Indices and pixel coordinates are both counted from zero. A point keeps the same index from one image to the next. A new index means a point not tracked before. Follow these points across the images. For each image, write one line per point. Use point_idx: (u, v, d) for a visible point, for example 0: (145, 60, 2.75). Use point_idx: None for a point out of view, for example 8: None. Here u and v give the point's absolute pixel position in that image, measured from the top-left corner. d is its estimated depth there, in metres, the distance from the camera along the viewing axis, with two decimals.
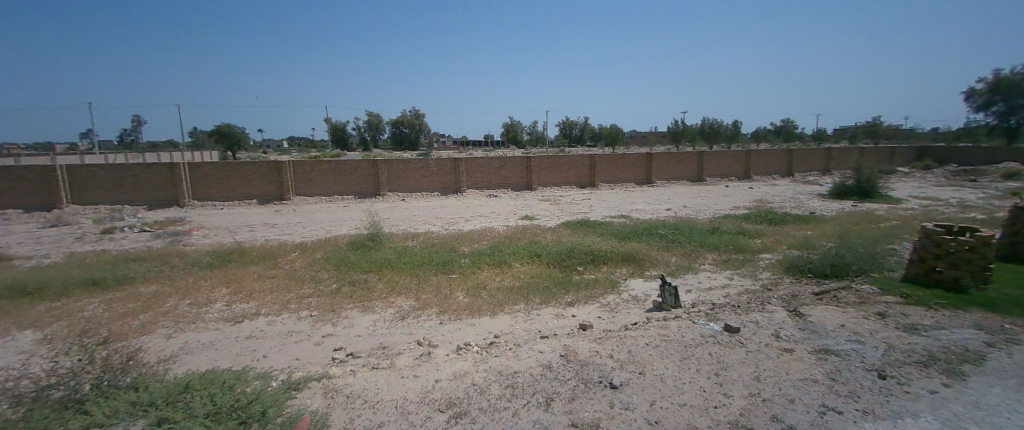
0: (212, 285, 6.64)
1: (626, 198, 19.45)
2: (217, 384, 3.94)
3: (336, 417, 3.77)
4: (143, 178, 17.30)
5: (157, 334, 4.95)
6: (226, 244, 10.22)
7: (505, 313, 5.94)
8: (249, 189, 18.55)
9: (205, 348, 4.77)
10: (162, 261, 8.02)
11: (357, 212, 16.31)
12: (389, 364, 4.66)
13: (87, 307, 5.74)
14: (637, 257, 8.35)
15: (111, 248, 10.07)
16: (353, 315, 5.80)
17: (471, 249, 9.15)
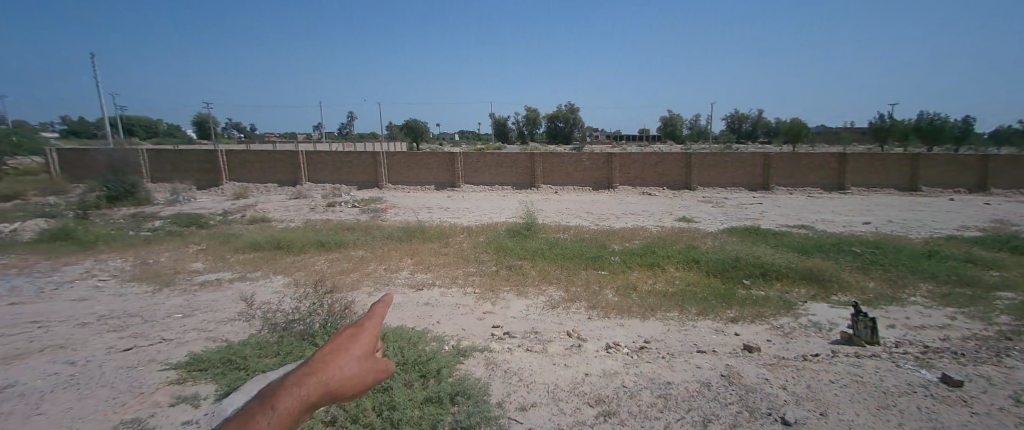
0: (400, 255, 7.78)
1: (814, 205, 16.07)
2: (404, 339, 4.63)
3: (496, 388, 4.09)
4: (355, 163, 20.44)
5: (362, 290, 6.04)
6: (411, 222, 11.87)
7: (657, 319, 5.62)
8: (427, 176, 20.46)
9: (394, 307, 5.62)
10: (366, 231, 9.74)
11: (513, 202, 16.80)
12: (542, 349, 4.83)
13: (315, 262, 7.29)
14: (820, 277, 7.06)
15: (333, 218, 12.73)
16: (509, 297, 6.16)
17: (622, 247, 8.85)
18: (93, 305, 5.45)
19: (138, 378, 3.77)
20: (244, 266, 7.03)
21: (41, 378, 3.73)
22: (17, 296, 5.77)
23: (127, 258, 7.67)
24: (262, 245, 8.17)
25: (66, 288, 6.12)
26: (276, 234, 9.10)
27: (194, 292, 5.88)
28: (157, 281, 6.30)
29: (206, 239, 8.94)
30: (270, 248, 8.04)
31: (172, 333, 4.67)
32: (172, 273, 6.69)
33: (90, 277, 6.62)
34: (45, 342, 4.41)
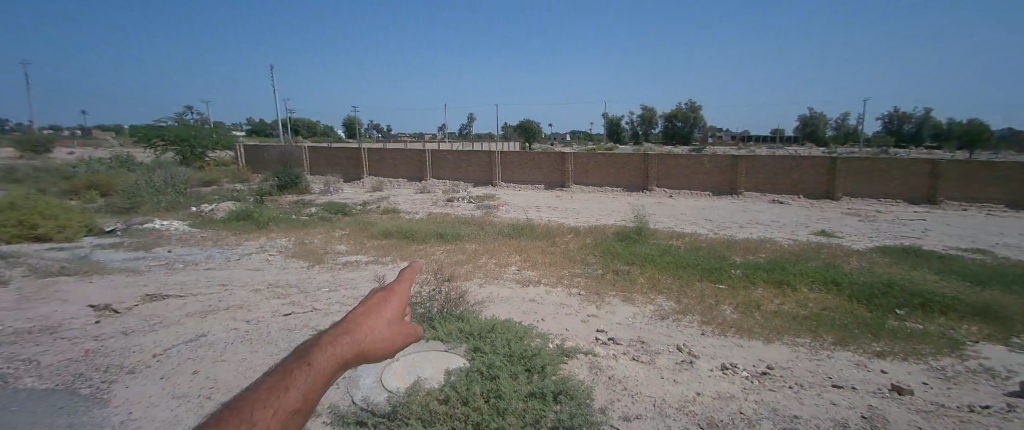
0: (509, 251, 8.09)
1: (997, 224, 12.71)
2: (512, 332, 4.78)
3: (600, 393, 4.00)
4: (473, 161, 21.16)
5: (475, 282, 6.45)
6: (520, 219, 12.23)
7: (782, 344, 5.09)
8: (539, 176, 20.28)
9: (502, 300, 5.88)
10: (480, 226, 10.31)
11: (623, 205, 15.92)
12: (649, 360, 4.65)
13: (436, 252, 7.89)
14: (1002, 313, 5.76)
15: (453, 211, 13.74)
16: (615, 303, 6.06)
17: (744, 260, 8.13)
18: (263, 274, 6.58)
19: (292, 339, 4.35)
20: (375, 251, 7.89)
21: (228, 331, 4.56)
22: (213, 262, 7.19)
23: (289, 237, 9.10)
24: (390, 233, 9.11)
25: (247, 258, 7.47)
26: (403, 224, 10.11)
27: (336, 271, 6.75)
28: (309, 258, 7.38)
29: (346, 225, 10.20)
30: (397, 236, 8.95)
31: (319, 304, 5.39)
32: (320, 252, 7.78)
33: (261, 250, 8.00)
34: (231, 301, 5.41)
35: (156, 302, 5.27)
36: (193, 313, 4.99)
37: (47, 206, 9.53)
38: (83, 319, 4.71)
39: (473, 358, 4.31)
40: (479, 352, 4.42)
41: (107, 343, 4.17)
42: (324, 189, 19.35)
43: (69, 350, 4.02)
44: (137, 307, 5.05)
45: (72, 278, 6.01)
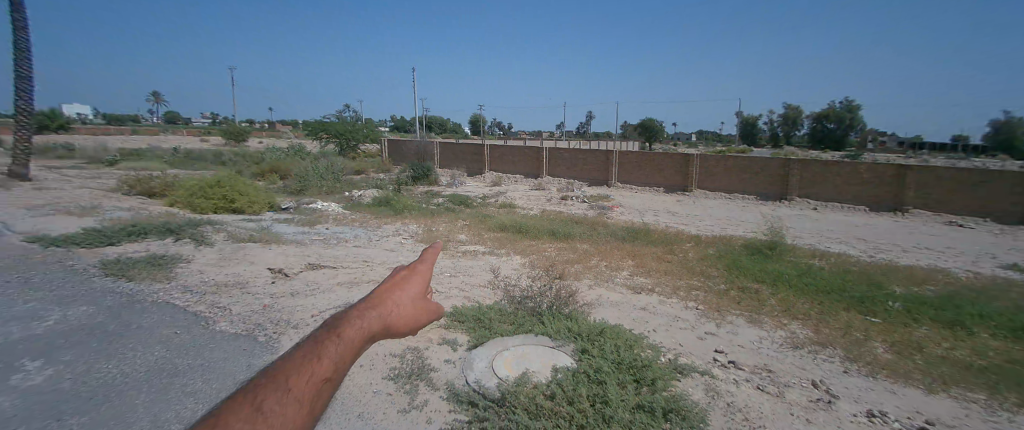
0: (621, 255, 7.90)
1: None
2: (622, 338, 4.59)
3: (717, 419, 3.55)
4: (591, 160, 21.28)
5: (586, 283, 6.42)
6: (635, 222, 11.80)
7: (948, 397, 4.10)
8: (659, 178, 19.44)
9: (611, 305, 5.74)
10: (593, 226, 10.23)
11: (752, 214, 14.43)
12: (777, 392, 4.03)
13: (548, 250, 8.07)
14: None
15: (568, 210, 13.86)
16: (739, 323, 5.51)
17: (910, 291, 6.77)
18: (395, 255, 7.37)
19: None
20: (491, 243, 8.33)
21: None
22: (357, 240, 8.26)
23: (419, 223, 10.04)
24: (505, 227, 9.55)
25: (385, 240, 8.39)
26: (518, 219, 10.46)
27: (457, 259, 7.29)
28: (434, 244, 8.08)
29: (467, 217, 10.92)
30: (511, 231, 9.35)
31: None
32: (443, 239, 8.45)
33: (394, 233, 8.97)
34: (372, 275, 6.12)
35: (315, 270, 6.18)
36: (341, 283, 5.74)
37: (246, 186, 11.66)
38: (263, 278, 5.75)
39: (581, 359, 4.18)
40: (588, 354, 4.26)
41: (279, 302, 4.99)
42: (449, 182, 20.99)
43: (252, 303, 4.92)
44: (300, 273, 5.98)
45: (257, 244, 7.33)
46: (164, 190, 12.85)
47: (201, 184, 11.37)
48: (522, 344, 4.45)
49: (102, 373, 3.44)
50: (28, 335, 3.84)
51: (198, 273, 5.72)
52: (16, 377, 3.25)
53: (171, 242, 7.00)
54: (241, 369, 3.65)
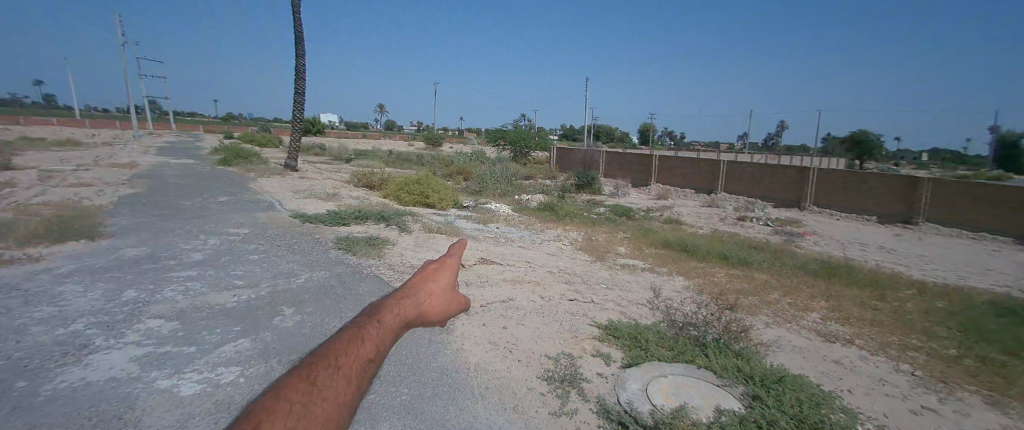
0: (811, 293, 6.80)
1: None
2: (806, 392, 3.79)
3: None
4: (778, 178, 18.18)
5: (762, 319, 5.65)
6: (836, 257, 9.71)
7: None
8: (871, 204, 15.28)
9: (791, 349, 4.95)
10: (775, 256, 8.93)
11: (1012, 262, 10.38)
12: None
13: (718, 275, 7.23)
14: None
15: (747, 233, 12.11)
16: (983, 402, 4.10)
17: None
18: (556, 259, 7.25)
19: (575, 324, 4.53)
20: (652, 261, 7.71)
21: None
22: (524, 241, 8.53)
23: (580, 231, 9.98)
24: (667, 244, 8.98)
25: (548, 243, 8.54)
26: (686, 238, 9.65)
27: (616, 271, 6.73)
28: (593, 253, 7.96)
29: (628, 229, 10.48)
30: (676, 249, 8.69)
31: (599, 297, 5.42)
32: (601, 250, 8.24)
33: (557, 238, 9.00)
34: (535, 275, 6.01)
35: (486, 263, 6.05)
36: (508, 278, 5.65)
37: (439, 185, 12.16)
38: (442, 266, 5.81)
39: (752, 406, 3.51)
40: (762, 404, 3.55)
41: None
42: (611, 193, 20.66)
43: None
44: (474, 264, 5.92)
45: (442, 235, 7.93)
46: (380, 183, 14.56)
47: (406, 180, 12.33)
48: (680, 374, 4.02)
49: (314, 325, 4.08)
50: (287, 287, 4.94)
51: (400, 253, 6.47)
52: (275, 318, 4.21)
53: (380, 227, 8.08)
54: (423, 342, 4.09)
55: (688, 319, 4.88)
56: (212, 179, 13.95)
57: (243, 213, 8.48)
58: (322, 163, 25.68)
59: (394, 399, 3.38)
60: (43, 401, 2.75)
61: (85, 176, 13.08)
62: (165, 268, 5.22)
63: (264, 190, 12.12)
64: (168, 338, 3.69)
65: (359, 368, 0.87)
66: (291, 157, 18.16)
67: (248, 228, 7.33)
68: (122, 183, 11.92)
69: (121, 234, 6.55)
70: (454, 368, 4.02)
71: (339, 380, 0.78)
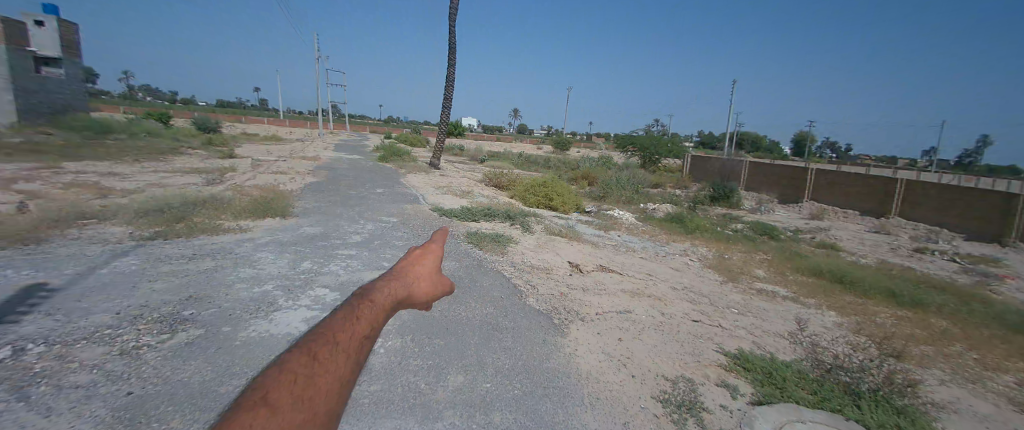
0: (1007, 351, 4.87)
1: None
2: None
3: None
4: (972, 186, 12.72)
5: (931, 373, 4.23)
6: None
7: None
8: None
9: (978, 417, 3.54)
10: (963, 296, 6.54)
11: None
12: None
13: (881, 315, 5.61)
14: None
15: (924, 255, 9.14)
16: None
17: None
18: (680, 275, 6.31)
19: (696, 347, 4.23)
20: (799, 289, 6.23)
21: (646, 314, 4.65)
22: (647, 253, 7.37)
23: (710, 248, 8.15)
24: (821, 271, 6.91)
25: (674, 258, 7.28)
26: (837, 262, 7.62)
27: (751, 296, 5.75)
28: (724, 273, 6.62)
29: (771, 250, 8.16)
30: (830, 279, 6.70)
31: (726, 323, 4.76)
32: (735, 271, 6.81)
33: (683, 253, 7.68)
34: (653, 291, 5.44)
35: (606, 272, 5.92)
36: (626, 291, 5.29)
37: (565, 186, 11.46)
38: (563, 268, 5.86)
39: None
40: None
41: (573, 296, 4.94)
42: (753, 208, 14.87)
43: (552, 288, 5.12)
44: (593, 272, 5.85)
45: (562, 237, 7.50)
46: (509, 185, 13.74)
47: (532, 182, 11.62)
48: (826, 426, 3.07)
49: (445, 311, 4.37)
50: None
51: (522, 253, 6.31)
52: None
53: (506, 226, 7.92)
54: (538, 340, 4.01)
55: (839, 364, 4.00)
56: (372, 171, 15.76)
57: (393, 204, 9.20)
58: (458, 162, 26.58)
59: (505, 393, 3.23)
60: (240, 344, 3.45)
61: (284, 165, 15.56)
62: (333, 246, 6.02)
63: (410, 183, 12.88)
64: (329, 304, 4.26)
65: (351, 352, 1.07)
66: (438, 156, 18.41)
67: (397, 218, 7.96)
68: (308, 172, 13.81)
69: (300, 215, 7.57)
70: (568, 374, 3.57)
71: (332, 365, 0.97)
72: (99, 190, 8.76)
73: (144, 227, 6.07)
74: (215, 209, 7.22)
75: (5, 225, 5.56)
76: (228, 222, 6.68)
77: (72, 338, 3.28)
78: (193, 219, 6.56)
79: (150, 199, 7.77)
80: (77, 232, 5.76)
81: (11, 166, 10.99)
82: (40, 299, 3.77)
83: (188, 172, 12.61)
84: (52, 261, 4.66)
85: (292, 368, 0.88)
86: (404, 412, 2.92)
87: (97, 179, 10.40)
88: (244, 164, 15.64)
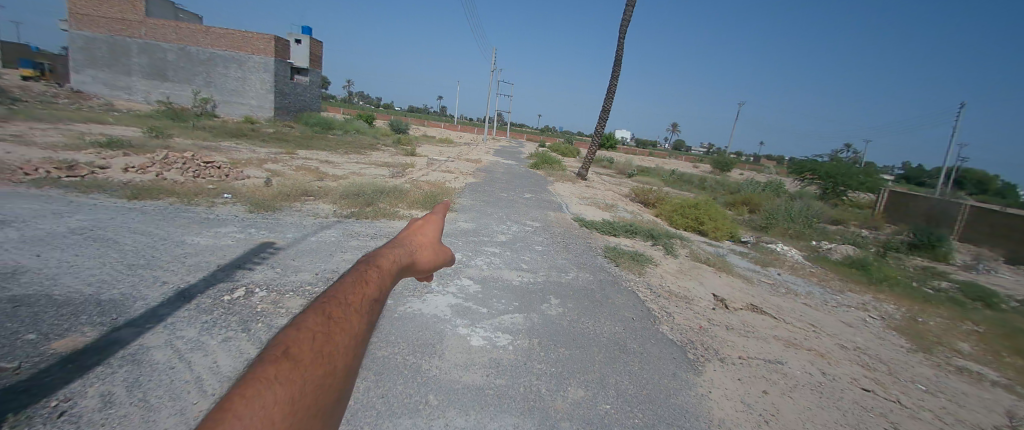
0: None
1: None
2: None
3: None
4: None
5: None
6: None
7: None
8: None
9: None
10: None
11: None
12: None
13: None
14: None
15: None
16: None
17: None
18: (852, 333, 5.32)
19: (863, 421, 3.36)
20: (1020, 377, 4.77)
21: (802, 370, 4.03)
22: (809, 299, 6.35)
23: (897, 306, 6.71)
24: None
25: (842, 309, 6.19)
26: None
27: (944, 372, 4.62)
28: (912, 340, 5.38)
29: (984, 321, 6.31)
30: None
31: (906, 400, 3.84)
32: (930, 340, 5.49)
33: (861, 307, 6.44)
34: (813, 344, 4.69)
35: (756, 313, 5.27)
36: (779, 339, 4.64)
37: (716, 208, 10.45)
38: (706, 300, 5.43)
39: None
40: None
41: (711, 330, 4.57)
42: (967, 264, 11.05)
43: (690, 319, 4.77)
44: (741, 311, 5.24)
45: (708, 266, 6.92)
46: (656, 202, 13.12)
47: (681, 202, 10.99)
48: None
49: (574, 322, 4.40)
50: (560, 282, 5.38)
51: (661, 276, 6.02)
52: (544, 305, 4.71)
53: (649, 246, 7.61)
54: (667, 372, 3.69)
55: None
56: (522, 177, 16.32)
57: (539, 210, 9.54)
58: (606, 175, 25.81)
59: (627, 420, 3.03)
60: (398, 318, 4.01)
61: (449, 165, 17.06)
62: (482, 243, 6.50)
63: (557, 192, 13.08)
64: (471, 296, 4.66)
65: (364, 311, 0.93)
66: (586, 166, 17.94)
67: (541, 223, 8.25)
68: (469, 173, 15.00)
69: (464, 212, 8.32)
70: (697, 416, 3.17)
71: (348, 328, 0.86)
72: (317, 173, 10.87)
73: (343, 207, 7.36)
74: (395, 198, 8.31)
75: (258, 196, 7.33)
76: (403, 210, 7.62)
77: (283, 289, 4.13)
78: (378, 205, 7.69)
79: (351, 184, 9.36)
80: (299, 206, 7.25)
81: (265, 151, 14.45)
82: (267, 255, 4.87)
83: (378, 166, 14.84)
84: (280, 226, 5.96)
85: (307, 325, 0.79)
86: (524, 412, 3.03)
87: (316, 164, 13.08)
88: (420, 162, 17.77)
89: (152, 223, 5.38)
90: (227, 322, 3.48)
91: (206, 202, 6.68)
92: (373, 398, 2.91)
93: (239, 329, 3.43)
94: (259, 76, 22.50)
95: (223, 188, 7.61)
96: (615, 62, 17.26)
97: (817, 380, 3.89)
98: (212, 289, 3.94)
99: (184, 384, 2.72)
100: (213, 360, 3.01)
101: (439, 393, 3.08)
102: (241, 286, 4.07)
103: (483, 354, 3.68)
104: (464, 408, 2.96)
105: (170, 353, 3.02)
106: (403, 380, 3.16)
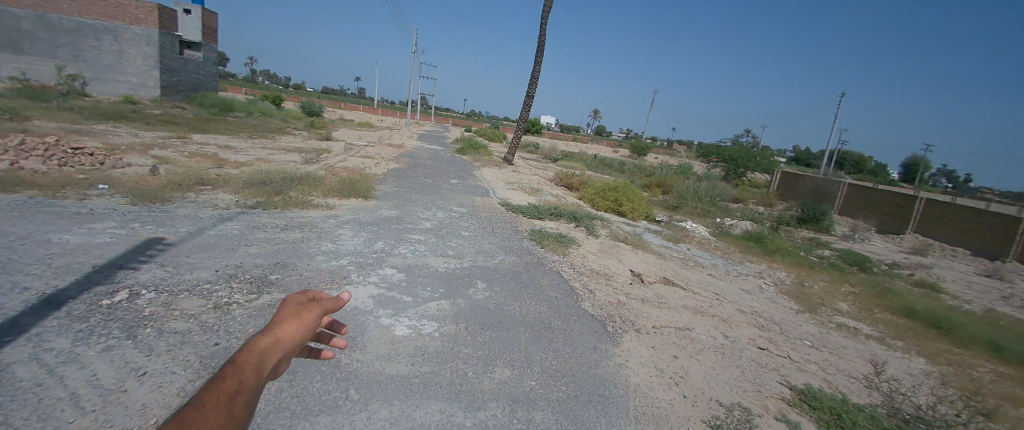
0: None
1: None
2: None
3: None
4: None
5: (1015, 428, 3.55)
6: None
7: None
8: None
9: None
10: None
11: None
12: None
13: (980, 369, 4.72)
14: None
15: None
16: None
17: None
18: (752, 299, 5.95)
19: (760, 376, 3.77)
20: (886, 329, 5.63)
21: (707, 335, 4.43)
22: (715, 271, 7.01)
23: (790, 272, 7.62)
24: (915, 312, 6.10)
25: (745, 278, 6.91)
26: (935, 306, 6.51)
27: (828, 329, 5.32)
28: (802, 302, 6.15)
29: (858, 282, 7.38)
30: (923, 322, 5.86)
31: (796, 355, 4.37)
32: (817, 301, 6.29)
33: (758, 275, 7.24)
34: (717, 311, 5.16)
35: (667, 286, 5.69)
36: (688, 308, 5.06)
37: (636, 191, 11.07)
38: (625, 276, 5.78)
39: None
40: None
41: (630, 304, 4.87)
42: (845, 234, 12.83)
43: (610, 294, 5.05)
44: (654, 284, 5.65)
45: (627, 245, 7.33)
46: (581, 186, 13.62)
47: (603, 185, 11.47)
48: None
49: (499, 304, 4.49)
50: (487, 266, 5.43)
51: (583, 256, 6.28)
52: (470, 290, 4.74)
53: (572, 227, 7.89)
54: (588, 345, 3.89)
55: (921, 416, 3.52)
56: (450, 163, 16.16)
57: (464, 195, 9.55)
58: (539, 161, 26.21)
59: (551, 394, 3.15)
60: None
61: (374, 151, 16.39)
62: (405, 230, 6.38)
63: (484, 177, 13.15)
64: (394, 285, 4.57)
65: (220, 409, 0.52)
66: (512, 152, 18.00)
67: (466, 208, 8.24)
68: (392, 159, 14.52)
69: (383, 198, 8.09)
70: (617, 384, 3.38)
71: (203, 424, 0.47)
72: (216, 160, 9.94)
73: (247, 197, 6.84)
74: (308, 185, 7.89)
75: (142, 186, 6.61)
76: (317, 198, 7.30)
77: (177, 289, 3.77)
78: (288, 193, 7.24)
79: (257, 172, 8.71)
80: (195, 196, 6.62)
81: (152, 136, 12.85)
82: (156, 252, 4.39)
83: (292, 151, 13.94)
84: (171, 220, 5.40)
85: None
86: (451, 397, 3.03)
87: (217, 151, 11.94)
88: (341, 147, 16.93)
89: (7, 220, 4.63)
90: (108, 330, 3.11)
91: (77, 194, 5.86)
92: (287, 399, 2.75)
93: (123, 336, 3.08)
94: (142, 51, 20.43)
95: (97, 179, 6.70)
96: (541, 47, 17.40)
97: (720, 343, 4.29)
98: (87, 294, 3.49)
99: (56, 402, 2.39)
100: (92, 372, 2.68)
101: (361, 387, 2.99)
102: (124, 288, 3.66)
103: (407, 342, 3.62)
104: (388, 399, 2.91)
105: (36, 369, 2.62)
106: (321, 377, 3.02)
